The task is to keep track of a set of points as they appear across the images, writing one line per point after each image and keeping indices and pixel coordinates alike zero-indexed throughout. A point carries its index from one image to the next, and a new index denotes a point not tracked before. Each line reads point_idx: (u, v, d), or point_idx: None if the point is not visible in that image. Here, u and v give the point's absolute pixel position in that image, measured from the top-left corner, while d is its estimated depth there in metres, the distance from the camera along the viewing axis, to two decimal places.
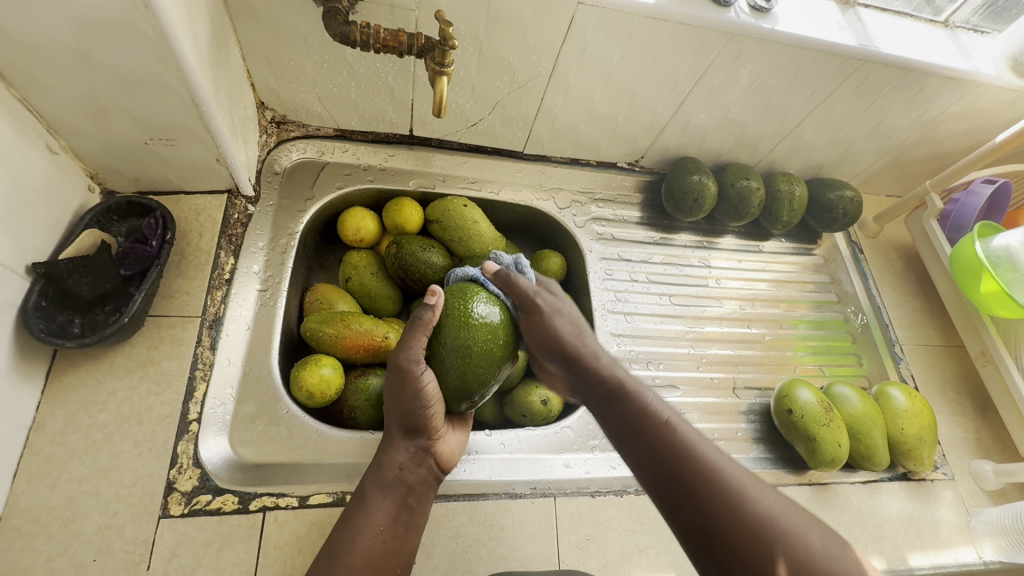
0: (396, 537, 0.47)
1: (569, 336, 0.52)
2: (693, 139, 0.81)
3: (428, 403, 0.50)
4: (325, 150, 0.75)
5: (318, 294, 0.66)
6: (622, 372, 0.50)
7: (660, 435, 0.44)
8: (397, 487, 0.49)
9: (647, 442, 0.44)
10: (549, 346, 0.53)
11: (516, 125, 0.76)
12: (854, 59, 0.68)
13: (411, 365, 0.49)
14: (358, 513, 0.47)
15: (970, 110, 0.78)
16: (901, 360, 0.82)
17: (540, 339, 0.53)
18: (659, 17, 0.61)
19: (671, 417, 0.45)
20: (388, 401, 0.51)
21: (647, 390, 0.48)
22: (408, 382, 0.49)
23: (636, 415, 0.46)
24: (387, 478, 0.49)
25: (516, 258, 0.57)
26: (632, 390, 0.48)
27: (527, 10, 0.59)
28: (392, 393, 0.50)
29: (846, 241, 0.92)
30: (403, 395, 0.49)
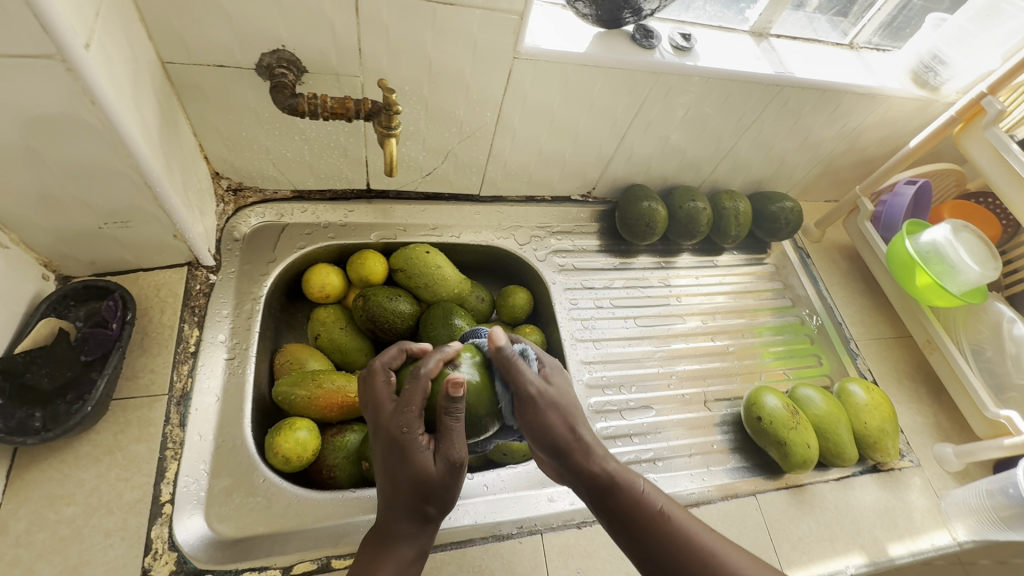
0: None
1: (564, 428, 0.53)
2: (639, 168, 0.86)
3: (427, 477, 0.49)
4: (285, 212, 0.76)
5: (287, 355, 0.68)
6: (608, 461, 0.53)
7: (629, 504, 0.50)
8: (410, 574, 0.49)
9: (625, 506, 0.50)
10: (551, 433, 0.53)
11: (470, 171, 0.79)
12: (773, 85, 0.74)
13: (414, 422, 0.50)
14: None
15: (885, 119, 0.85)
16: (857, 356, 0.87)
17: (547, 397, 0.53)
18: (590, 63, 0.65)
19: (645, 488, 0.52)
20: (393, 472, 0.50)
21: (612, 460, 0.53)
22: (424, 460, 0.49)
23: (617, 486, 0.51)
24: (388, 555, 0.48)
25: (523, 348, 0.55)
26: (622, 480, 0.52)
27: (467, 68, 0.62)
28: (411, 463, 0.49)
29: (793, 247, 0.97)
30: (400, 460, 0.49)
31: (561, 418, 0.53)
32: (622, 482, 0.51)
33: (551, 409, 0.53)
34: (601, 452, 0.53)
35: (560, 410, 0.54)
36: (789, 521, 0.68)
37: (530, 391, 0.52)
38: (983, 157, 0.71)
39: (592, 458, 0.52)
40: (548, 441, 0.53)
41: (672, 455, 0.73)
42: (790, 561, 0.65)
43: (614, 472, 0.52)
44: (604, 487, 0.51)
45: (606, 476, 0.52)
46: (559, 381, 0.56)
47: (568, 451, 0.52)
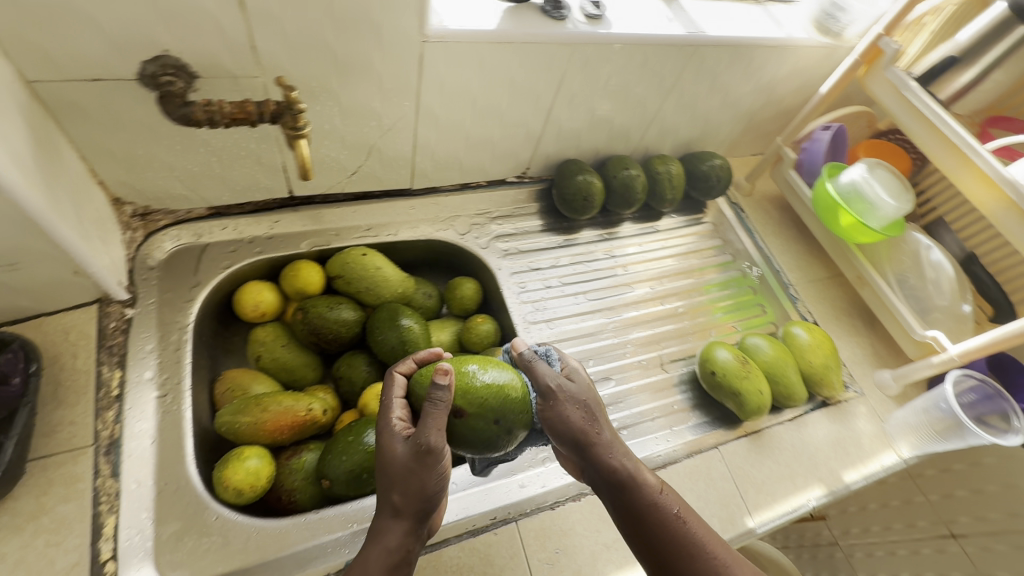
0: None
1: (585, 422, 0.51)
2: (570, 142, 0.85)
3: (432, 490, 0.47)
4: (203, 232, 0.71)
5: (227, 382, 0.66)
6: (628, 461, 0.51)
7: (646, 506, 0.48)
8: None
9: (649, 514, 0.48)
10: (561, 432, 0.51)
11: (397, 165, 0.76)
12: (688, 46, 0.74)
13: (440, 445, 0.46)
14: None
15: (797, 69, 0.88)
16: (798, 300, 0.90)
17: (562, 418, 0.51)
18: (503, 40, 0.63)
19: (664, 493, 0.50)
20: (396, 483, 0.47)
21: (639, 470, 0.50)
22: (430, 472, 0.47)
23: (638, 496, 0.49)
24: (367, 558, 0.45)
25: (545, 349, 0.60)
26: (641, 487, 0.49)
27: (375, 57, 0.59)
28: (412, 483, 0.46)
29: (728, 204, 1.00)
30: (406, 473, 0.46)
31: (581, 412, 0.52)
32: (643, 492, 0.49)
33: (574, 410, 0.52)
34: (626, 459, 0.51)
35: (579, 403, 0.52)
36: (751, 467, 0.71)
37: (547, 385, 0.53)
38: (886, 96, 0.75)
39: (609, 453, 0.50)
40: (567, 436, 0.51)
41: (637, 421, 0.74)
42: (758, 504, 0.68)
43: (633, 472, 0.50)
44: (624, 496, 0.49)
45: (626, 475, 0.49)
46: (583, 377, 0.56)
47: (588, 451, 0.50)
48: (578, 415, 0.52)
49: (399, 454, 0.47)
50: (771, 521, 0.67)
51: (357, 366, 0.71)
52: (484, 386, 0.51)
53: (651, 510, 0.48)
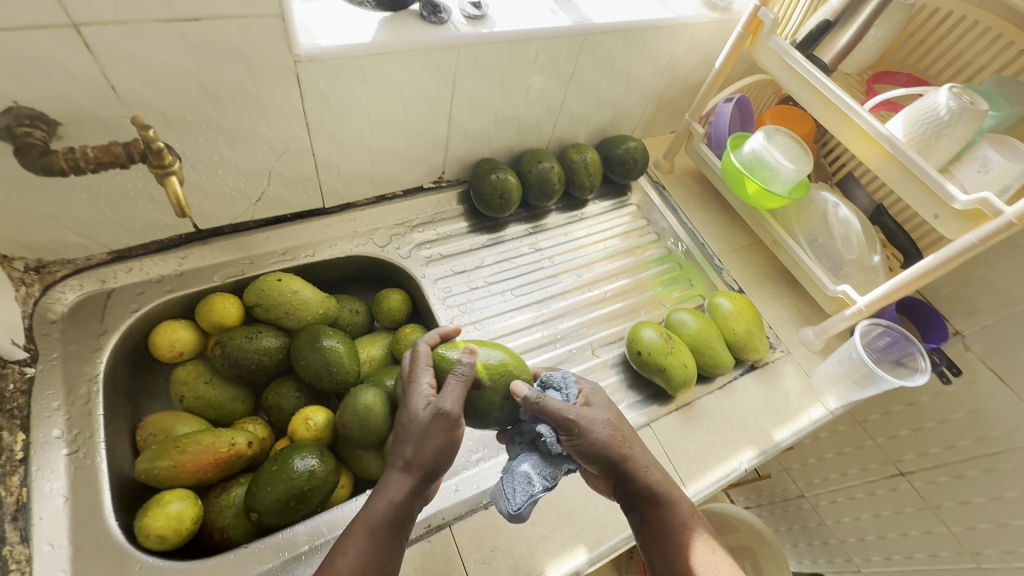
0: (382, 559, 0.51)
1: (619, 445, 0.59)
2: (480, 142, 0.85)
3: (441, 452, 0.54)
4: (107, 277, 0.69)
5: (149, 427, 0.65)
6: (650, 471, 0.60)
7: (674, 519, 0.59)
8: (389, 564, 0.51)
9: (660, 510, 0.59)
10: (589, 453, 0.58)
11: (303, 186, 0.75)
12: (577, 36, 0.75)
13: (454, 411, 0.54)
14: (361, 535, 0.51)
15: (694, 46, 0.89)
16: (722, 270, 0.93)
17: (591, 444, 0.57)
18: (381, 52, 0.62)
19: (673, 493, 0.60)
20: (408, 441, 0.54)
21: (658, 476, 0.60)
22: (443, 434, 0.54)
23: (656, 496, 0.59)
24: (375, 507, 0.52)
25: (560, 376, 0.63)
26: (661, 492, 0.59)
27: (248, 83, 0.58)
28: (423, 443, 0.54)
29: (649, 183, 1.01)
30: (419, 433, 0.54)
31: (608, 432, 0.59)
32: (660, 494, 0.59)
33: (598, 435, 0.58)
34: (648, 467, 0.60)
35: (609, 428, 0.59)
36: (684, 439, 0.73)
37: (571, 418, 0.57)
38: (773, 64, 0.77)
39: (645, 471, 0.59)
40: (605, 459, 0.58)
41: None
42: (691, 474, 0.70)
43: (662, 487, 0.60)
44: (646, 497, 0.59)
45: (658, 490, 0.59)
46: (599, 401, 0.62)
47: (621, 464, 0.59)
48: (602, 432, 0.58)
49: (421, 413, 0.55)
50: (704, 488, 0.69)
51: (285, 390, 0.71)
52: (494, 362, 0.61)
53: (661, 507, 0.59)
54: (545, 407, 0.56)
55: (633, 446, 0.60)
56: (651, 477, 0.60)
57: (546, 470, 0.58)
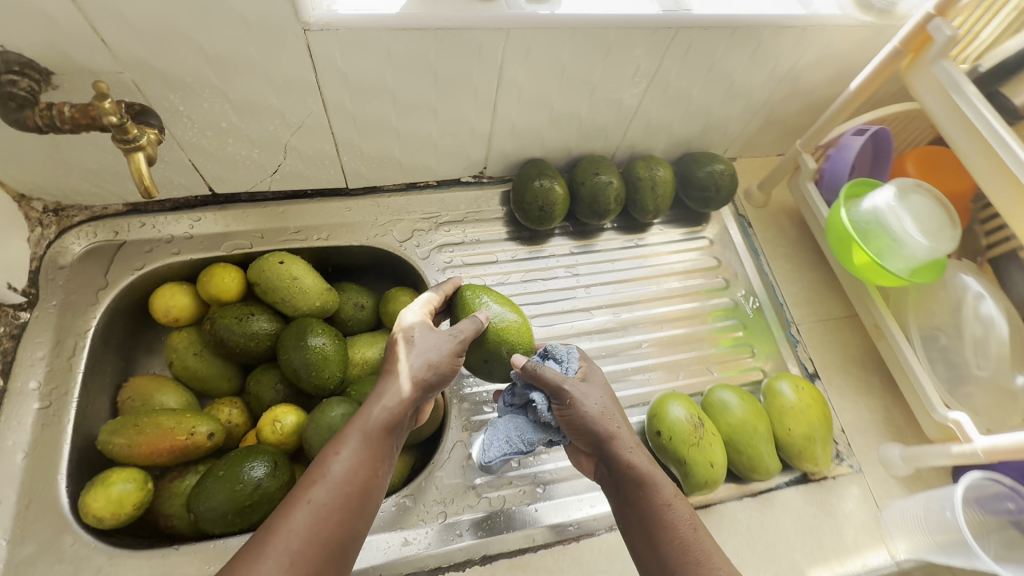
0: (370, 471, 0.46)
1: (606, 419, 0.52)
2: (530, 141, 0.73)
3: (444, 372, 0.52)
4: (121, 228, 0.68)
5: (132, 391, 0.64)
6: (641, 457, 0.51)
7: (657, 507, 0.48)
8: (379, 470, 0.47)
9: (648, 501, 0.48)
10: (573, 425, 0.53)
11: (322, 165, 0.68)
12: (665, 28, 0.59)
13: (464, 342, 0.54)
14: (353, 440, 0.47)
15: (828, 55, 0.68)
16: (799, 342, 0.75)
17: (577, 415, 0.52)
18: (409, 27, 0.52)
19: (668, 490, 0.49)
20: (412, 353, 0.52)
21: (649, 466, 0.50)
22: (449, 354, 0.53)
23: (641, 486, 0.49)
24: (371, 415, 0.48)
25: (564, 350, 0.58)
26: (651, 481, 0.49)
27: (251, 50, 0.51)
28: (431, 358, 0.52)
29: (734, 215, 0.83)
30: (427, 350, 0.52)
31: (600, 408, 0.53)
32: (648, 484, 0.49)
33: (587, 409, 0.52)
34: (638, 452, 0.51)
35: (601, 404, 0.53)
36: None
37: (564, 389, 0.53)
38: (931, 98, 0.57)
39: (630, 454, 0.51)
40: (590, 435, 0.52)
41: (563, 479, 0.63)
42: None
43: (646, 468, 0.50)
44: (630, 484, 0.50)
45: (640, 472, 0.50)
46: (598, 379, 0.56)
47: (606, 443, 0.51)
48: (595, 407, 0.52)
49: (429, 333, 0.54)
50: None
51: (267, 381, 0.67)
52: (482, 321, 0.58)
53: (648, 498, 0.49)
54: (540, 372, 0.53)
55: (620, 423, 0.52)
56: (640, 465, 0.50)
57: (526, 436, 0.57)
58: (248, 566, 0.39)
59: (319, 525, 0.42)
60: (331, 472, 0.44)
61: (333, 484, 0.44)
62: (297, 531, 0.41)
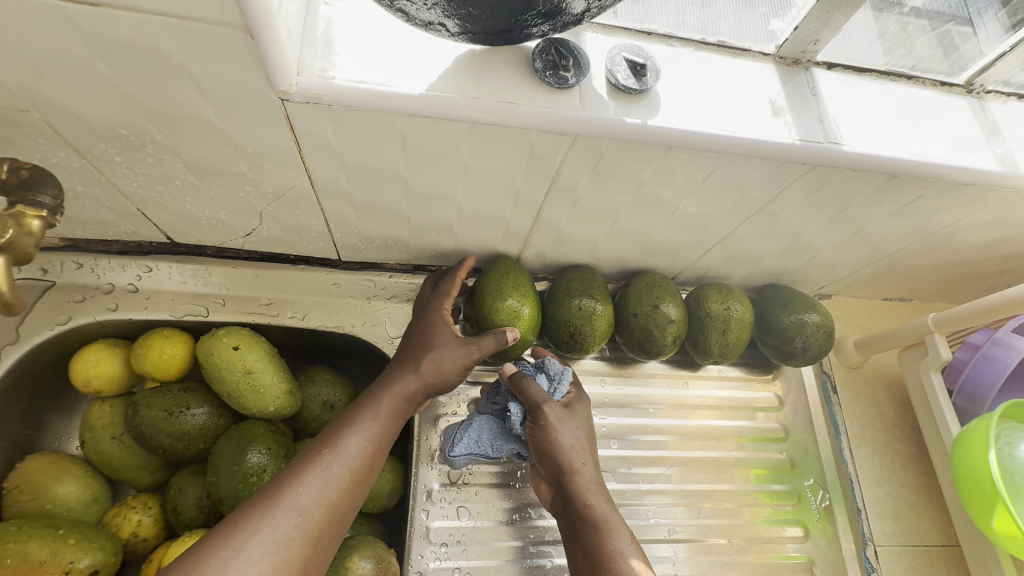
0: (376, 450, 0.46)
1: (575, 452, 0.49)
2: (578, 248, 0.56)
3: (457, 373, 0.51)
4: (52, 267, 0.55)
5: (21, 477, 0.51)
6: (603, 500, 0.48)
7: (608, 553, 0.44)
8: (382, 453, 0.47)
9: (600, 543, 0.45)
10: (537, 446, 0.50)
11: (309, 236, 0.53)
12: (796, 163, 0.41)
13: (483, 352, 0.51)
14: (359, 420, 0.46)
15: (1003, 219, 0.50)
16: (873, 570, 0.57)
17: (547, 438, 0.49)
18: (437, 115, 0.36)
19: (626, 542, 0.45)
20: (428, 347, 0.51)
21: (607, 508, 0.47)
22: (464, 358, 0.51)
23: (595, 528, 0.46)
24: (382, 400, 0.48)
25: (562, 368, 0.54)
26: (607, 527, 0.46)
27: (209, 111, 0.36)
28: (445, 357, 0.51)
29: (816, 372, 0.65)
30: (444, 346, 0.51)
31: (574, 439, 0.49)
32: (602, 527, 0.46)
33: (558, 435, 0.49)
34: (600, 492, 0.48)
35: (576, 436, 0.49)
36: None
37: (541, 407, 0.49)
38: None
39: (590, 491, 0.47)
40: (553, 463, 0.48)
41: None
42: None
43: (605, 513, 0.47)
44: (583, 523, 0.46)
45: (596, 515, 0.46)
46: (582, 410, 0.52)
47: (567, 475, 0.48)
48: (570, 437, 0.49)
49: (450, 331, 0.52)
50: None
51: (188, 494, 0.53)
52: (491, 302, 0.54)
53: (601, 540, 0.45)
54: (524, 385, 0.50)
55: (587, 459, 0.49)
56: (598, 507, 0.47)
57: (497, 445, 0.52)
58: (255, 520, 0.39)
59: (327, 491, 0.42)
60: (341, 446, 0.44)
61: (342, 457, 0.44)
62: (304, 499, 0.41)
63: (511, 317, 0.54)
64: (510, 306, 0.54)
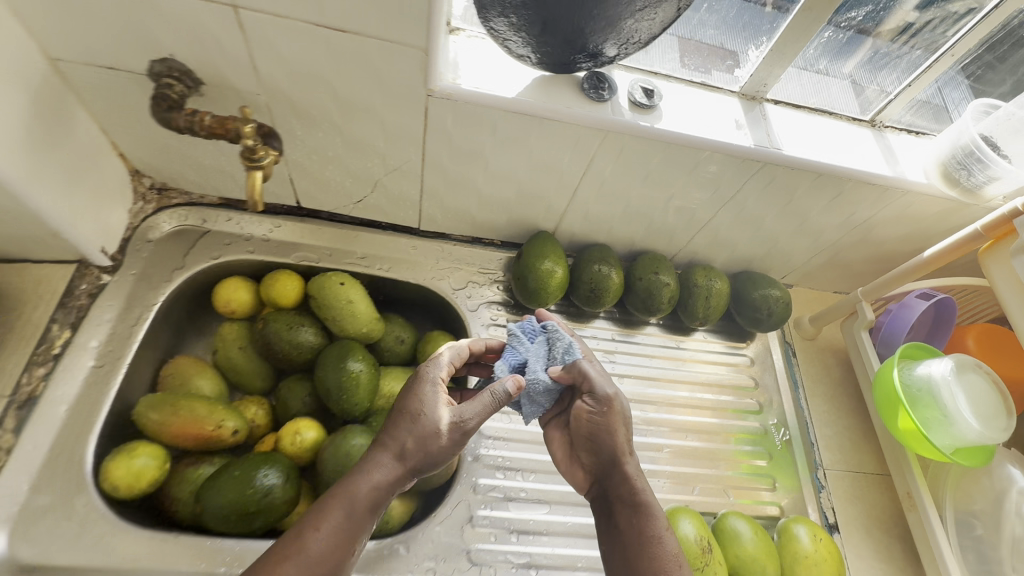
0: (344, 547, 0.45)
1: (623, 439, 0.54)
2: (599, 227, 0.76)
3: (442, 454, 0.50)
4: (209, 218, 0.73)
5: (174, 369, 0.66)
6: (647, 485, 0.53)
7: (647, 532, 0.51)
8: (351, 548, 0.46)
9: (639, 521, 0.51)
10: (589, 427, 0.55)
11: (404, 204, 0.73)
12: (753, 160, 0.61)
13: (473, 425, 0.50)
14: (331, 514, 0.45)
15: (904, 216, 0.70)
16: (823, 489, 0.73)
17: (597, 420, 0.55)
18: (522, 111, 0.57)
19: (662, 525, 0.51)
20: (414, 427, 0.49)
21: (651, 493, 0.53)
22: (450, 439, 0.50)
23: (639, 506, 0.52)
24: (355, 491, 0.47)
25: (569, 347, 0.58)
26: (649, 509, 0.52)
27: (377, 101, 0.56)
28: (429, 438, 0.49)
29: (780, 341, 0.83)
30: (430, 429, 0.49)
31: (625, 428, 0.55)
32: (645, 508, 0.52)
33: (614, 420, 0.54)
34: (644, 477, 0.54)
35: (623, 422, 0.55)
36: None
37: (601, 393, 0.54)
38: (1005, 288, 0.58)
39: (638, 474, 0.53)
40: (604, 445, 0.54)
41: (551, 564, 0.62)
42: None
43: (649, 496, 0.53)
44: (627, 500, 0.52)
45: (640, 496, 0.52)
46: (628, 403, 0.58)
47: (618, 458, 0.54)
48: (623, 424, 0.55)
49: (440, 407, 0.50)
50: None
51: (297, 392, 0.69)
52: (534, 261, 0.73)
53: (642, 516, 0.51)
54: (580, 368, 0.56)
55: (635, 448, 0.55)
56: (642, 489, 0.53)
57: None
58: None
59: None
60: (309, 544, 0.43)
61: (309, 557, 0.43)
62: None
63: (547, 274, 0.73)
64: (547, 266, 0.73)
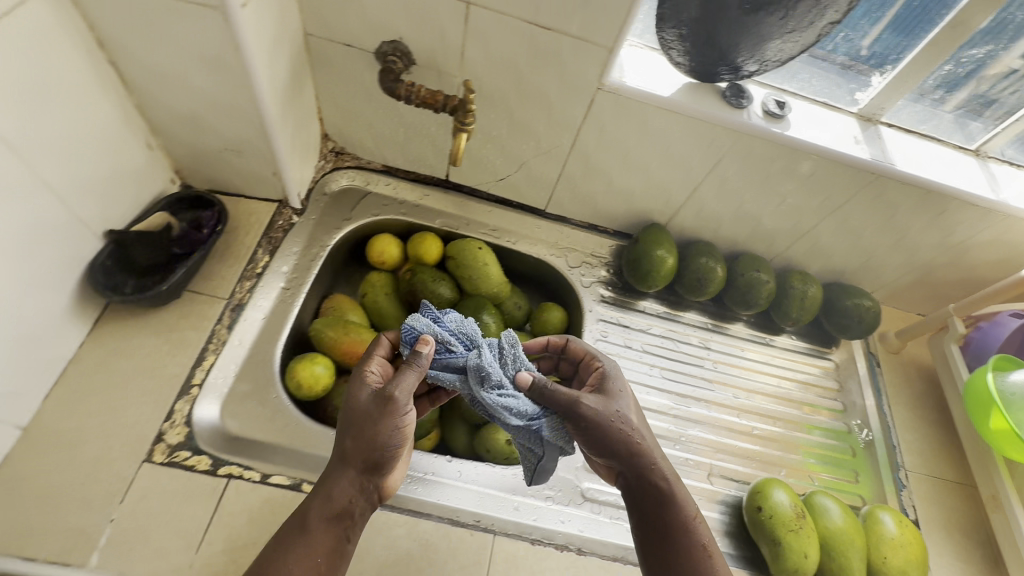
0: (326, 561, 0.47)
1: (630, 436, 0.52)
2: (709, 224, 0.84)
3: (388, 447, 0.50)
4: (371, 181, 0.85)
5: (335, 303, 0.75)
6: (667, 472, 0.53)
7: (681, 520, 0.51)
8: (335, 557, 0.48)
9: (666, 512, 0.52)
10: (586, 437, 0.53)
11: (540, 185, 0.83)
12: (869, 172, 0.69)
13: (402, 402, 0.49)
14: (296, 538, 0.48)
15: (1002, 239, 0.76)
16: (905, 488, 0.77)
17: (590, 431, 0.52)
18: (673, 109, 0.67)
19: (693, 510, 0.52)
20: (348, 434, 0.50)
21: (673, 481, 0.53)
22: (385, 428, 0.49)
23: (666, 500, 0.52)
24: (311, 510, 0.49)
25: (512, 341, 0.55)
26: (676, 499, 0.52)
27: (553, 89, 0.67)
28: (365, 437, 0.49)
29: (864, 352, 0.89)
30: (363, 428, 0.50)
31: (626, 424, 0.53)
32: (671, 499, 0.52)
33: (610, 424, 0.52)
34: (663, 462, 0.53)
35: (623, 419, 0.53)
36: None
37: (579, 405, 0.51)
38: None
39: (655, 468, 0.52)
40: (616, 451, 0.52)
41: None
42: None
43: (671, 484, 0.53)
44: (654, 496, 0.52)
45: (665, 489, 0.52)
46: (619, 387, 0.55)
47: (637, 456, 0.52)
48: (624, 422, 0.53)
49: (364, 401, 0.50)
50: None
51: None
52: (648, 249, 0.82)
53: (667, 511, 0.52)
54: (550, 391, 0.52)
55: (644, 436, 0.53)
56: (663, 481, 0.52)
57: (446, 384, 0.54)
58: None
59: None
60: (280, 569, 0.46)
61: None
62: None
63: (660, 262, 0.81)
64: (661, 255, 0.81)
